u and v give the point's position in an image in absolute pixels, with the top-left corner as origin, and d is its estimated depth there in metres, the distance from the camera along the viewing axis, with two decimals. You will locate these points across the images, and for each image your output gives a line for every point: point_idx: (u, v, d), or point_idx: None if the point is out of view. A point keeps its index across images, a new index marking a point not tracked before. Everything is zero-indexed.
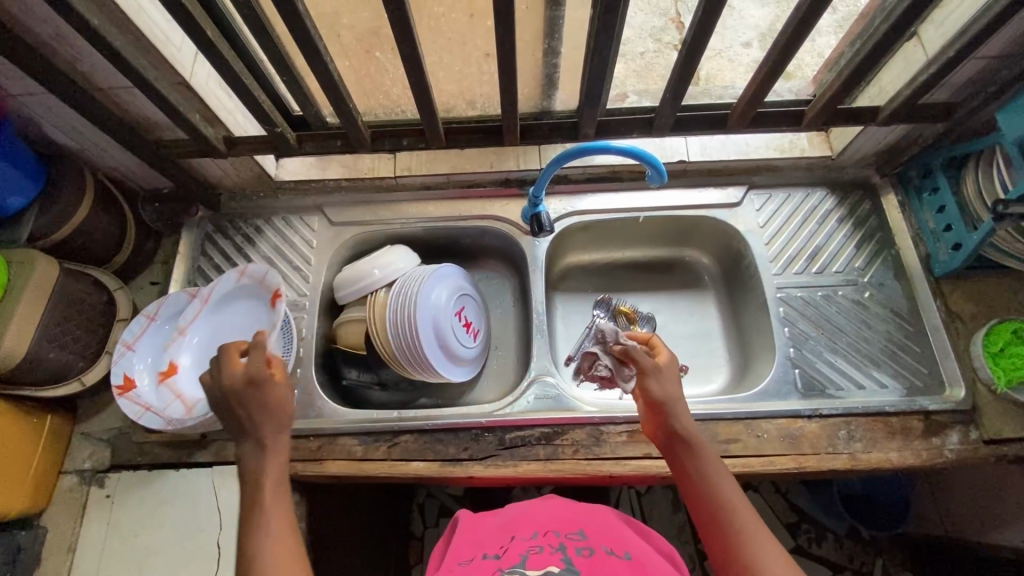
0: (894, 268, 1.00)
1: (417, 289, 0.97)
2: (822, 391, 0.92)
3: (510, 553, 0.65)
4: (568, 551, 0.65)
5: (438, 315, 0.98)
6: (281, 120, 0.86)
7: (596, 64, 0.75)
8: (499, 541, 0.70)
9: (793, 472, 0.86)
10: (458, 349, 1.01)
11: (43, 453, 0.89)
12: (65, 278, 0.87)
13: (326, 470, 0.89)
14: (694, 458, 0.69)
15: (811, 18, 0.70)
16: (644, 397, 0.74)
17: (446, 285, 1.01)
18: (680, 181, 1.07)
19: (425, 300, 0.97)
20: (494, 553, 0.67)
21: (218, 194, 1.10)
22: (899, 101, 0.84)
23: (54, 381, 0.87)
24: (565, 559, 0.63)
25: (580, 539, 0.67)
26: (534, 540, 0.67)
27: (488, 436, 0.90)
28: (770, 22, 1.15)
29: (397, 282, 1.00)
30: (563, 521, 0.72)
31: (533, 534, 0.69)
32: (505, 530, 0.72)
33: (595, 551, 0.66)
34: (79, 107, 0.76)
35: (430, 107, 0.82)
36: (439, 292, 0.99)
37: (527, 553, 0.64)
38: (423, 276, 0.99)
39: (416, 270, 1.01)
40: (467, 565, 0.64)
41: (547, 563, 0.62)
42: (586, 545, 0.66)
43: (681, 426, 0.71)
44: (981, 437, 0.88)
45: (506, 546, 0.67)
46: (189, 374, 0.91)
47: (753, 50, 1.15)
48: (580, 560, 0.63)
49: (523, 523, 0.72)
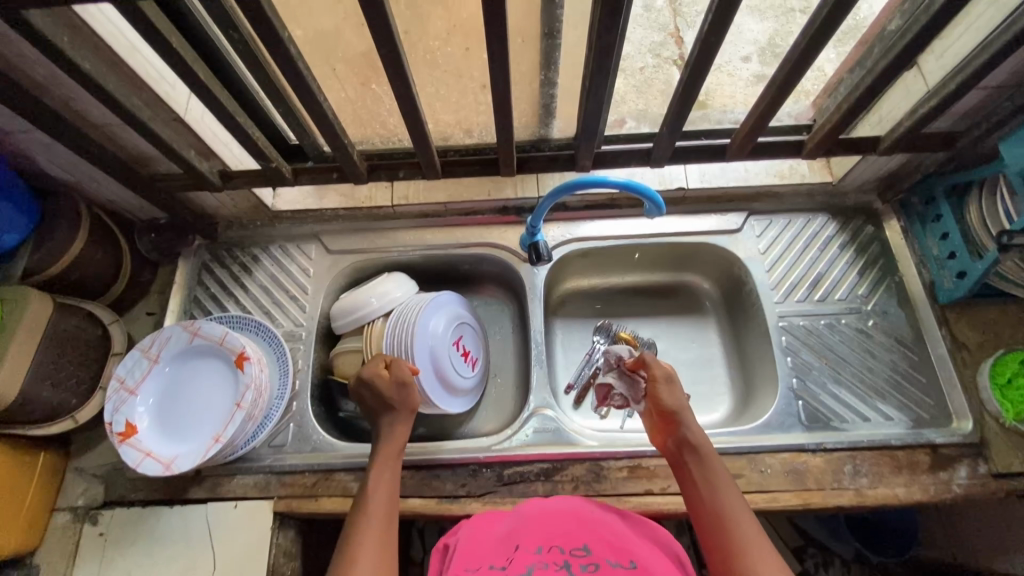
0: (898, 295, 0.99)
1: (417, 319, 0.96)
2: (826, 424, 0.91)
3: (516, 564, 0.64)
4: (573, 567, 0.63)
5: (436, 346, 0.97)
6: (276, 155, 0.85)
7: (592, 99, 0.74)
8: (504, 552, 0.68)
9: (797, 508, 0.85)
10: (457, 379, 0.99)
11: (35, 491, 0.88)
12: (59, 314, 0.86)
13: (320, 508, 0.88)
14: (700, 465, 0.75)
15: (810, 54, 0.69)
16: (655, 406, 0.81)
17: (444, 314, 1.00)
18: (680, 208, 1.06)
19: (424, 330, 0.96)
20: (499, 563, 0.65)
21: (215, 223, 1.09)
22: (900, 131, 0.83)
23: (48, 419, 0.87)
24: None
25: (585, 555, 0.65)
26: (539, 555, 0.66)
27: (486, 472, 0.89)
28: (769, 36, 1.16)
29: (395, 313, 0.98)
30: (569, 534, 0.69)
31: (536, 549, 0.67)
32: (512, 537, 0.70)
33: (600, 565, 0.64)
34: (71, 144, 0.75)
35: (425, 141, 0.81)
36: (437, 322, 0.99)
37: (534, 566, 0.63)
38: (422, 305, 0.98)
39: (415, 299, 1.00)
40: None
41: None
42: (591, 561, 0.64)
43: (690, 432, 0.77)
44: (991, 471, 0.86)
45: (511, 557, 0.65)
46: (154, 431, 0.87)
47: (752, 63, 1.15)
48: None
49: (528, 534, 0.70)
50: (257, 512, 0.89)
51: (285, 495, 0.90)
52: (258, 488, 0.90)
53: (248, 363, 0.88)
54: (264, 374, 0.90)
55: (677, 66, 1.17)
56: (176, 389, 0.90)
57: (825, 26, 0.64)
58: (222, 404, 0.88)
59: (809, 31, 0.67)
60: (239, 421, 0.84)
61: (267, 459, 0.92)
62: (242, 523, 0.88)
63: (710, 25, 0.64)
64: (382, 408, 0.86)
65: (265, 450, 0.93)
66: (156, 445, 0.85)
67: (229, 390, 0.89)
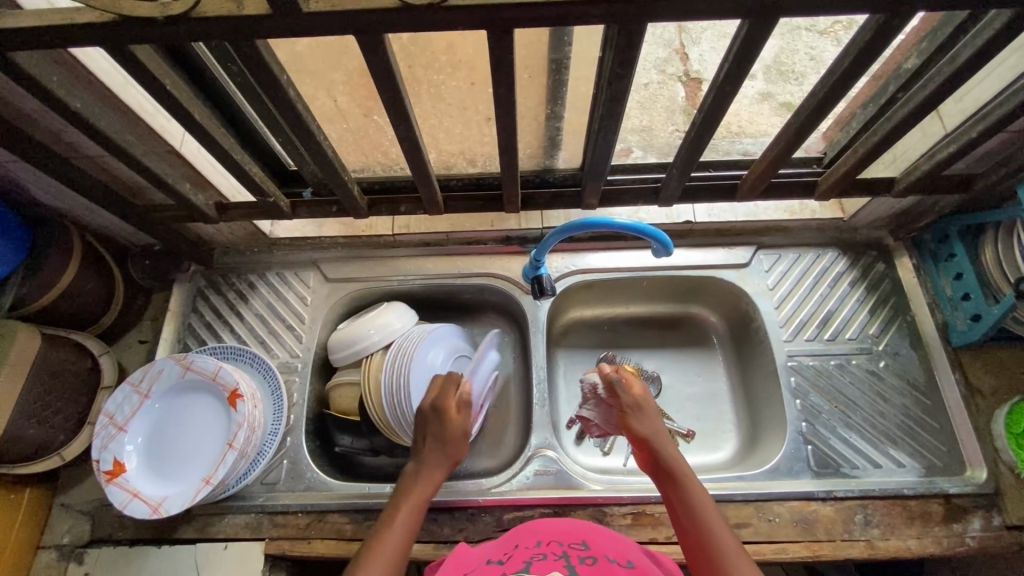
0: (910, 336, 0.96)
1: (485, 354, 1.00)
2: (837, 470, 0.88)
3: (513, 560, 0.63)
4: (571, 559, 0.62)
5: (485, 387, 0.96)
6: (274, 189, 0.83)
7: (600, 139, 0.73)
8: (501, 548, 0.68)
9: (806, 560, 0.82)
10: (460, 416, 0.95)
11: (19, 528, 0.86)
12: (49, 347, 0.84)
13: (313, 550, 0.85)
14: (683, 494, 0.69)
15: (829, 101, 0.67)
16: (630, 435, 0.77)
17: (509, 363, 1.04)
18: (686, 241, 1.03)
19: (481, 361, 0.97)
20: (498, 558, 0.65)
21: (211, 249, 1.06)
22: (916, 175, 0.81)
23: (33, 457, 0.84)
24: (569, 566, 0.61)
25: (584, 549, 0.64)
26: (537, 548, 0.65)
27: (485, 516, 0.86)
28: (775, 54, 1.09)
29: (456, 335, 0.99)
30: (569, 531, 0.68)
31: (535, 543, 0.66)
32: (509, 538, 0.70)
33: (598, 560, 0.63)
34: (62, 177, 0.73)
35: (428, 179, 0.80)
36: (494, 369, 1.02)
37: (531, 560, 0.62)
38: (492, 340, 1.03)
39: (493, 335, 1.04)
40: None
41: (550, 569, 0.60)
42: (590, 554, 0.63)
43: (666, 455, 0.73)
44: (1005, 523, 0.83)
45: (508, 552, 0.65)
46: (143, 469, 0.84)
47: (758, 82, 1.10)
48: (583, 568, 0.61)
49: (527, 531, 0.69)
50: (248, 554, 0.86)
51: (276, 537, 0.87)
52: (250, 528, 0.88)
53: (241, 400, 0.85)
54: (258, 411, 0.87)
55: (682, 84, 1.13)
56: (166, 425, 0.87)
57: (847, 75, 0.62)
58: (215, 442, 0.86)
59: (828, 79, 0.65)
60: (230, 461, 0.82)
61: (259, 498, 0.89)
62: (232, 566, 0.85)
63: (727, 72, 0.62)
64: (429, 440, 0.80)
65: (257, 488, 0.90)
66: (145, 485, 0.83)
67: (223, 425, 0.86)
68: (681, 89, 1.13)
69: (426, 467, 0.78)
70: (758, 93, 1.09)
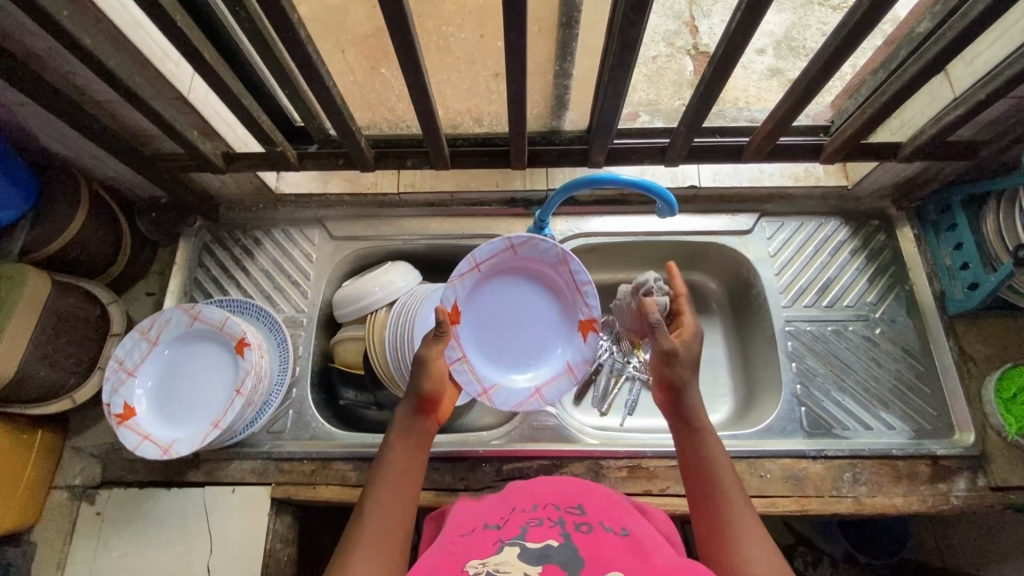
0: (907, 304, 0.98)
1: (477, 274, 0.86)
2: (828, 431, 0.91)
3: (510, 524, 0.62)
4: (566, 525, 0.61)
5: (477, 322, 0.88)
6: (282, 139, 0.84)
7: (609, 93, 0.73)
8: (499, 512, 0.67)
9: (794, 514, 0.85)
10: (506, 391, 0.87)
11: (32, 468, 0.88)
12: (57, 292, 0.85)
13: (318, 495, 0.88)
14: (701, 453, 0.69)
15: (838, 57, 0.67)
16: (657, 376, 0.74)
17: (536, 260, 0.87)
18: (691, 206, 1.04)
19: (463, 293, 0.86)
20: (494, 523, 0.64)
21: (217, 204, 1.07)
22: (922, 139, 0.82)
23: (45, 399, 0.86)
24: (565, 533, 0.59)
25: (579, 514, 0.63)
26: (534, 512, 0.64)
27: (485, 466, 0.89)
28: (786, 29, 1.09)
29: (452, 273, 0.85)
30: (566, 495, 0.67)
31: (532, 506, 0.65)
32: (505, 501, 0.69)
33: (593, 527, 0.61)
34: (71, 121, 0.73)
35: (435, 129, 0.81)
36: (512, 270, 0.89)
37: (527, 526, 0.61)
38: (494, 249, 0.86)
39: (499, 239, 0.85)
40: (468, 537, 0.61)
41: (546, 537, 0.58)
42: (585, 520, 0.62)
43: (686, 401, 0.71)
44: (988, 484, 0.86)
45: (506, 517, 0.64)
46: (152, 412, 0.86)
47: (767, 57, 1.09)
48: (578, 535, 0.59)
49: (520, 495, 0.69)
50: (255, 497, 0.89)
51: (283, 482, 0.89)
52: (256, 474, 0.90)
53: (248, 349, 0.87)
54: (264, 360, 0.89)
55: (691, 56, 1.12)
56: (174, 373, 0.89)
57: (857, 30, 0.63)
58: (222, 389, 0.88)
59: (838, 35, 0.65)
60: (237, 407, 0.83)
61: (265, 445, 0.92)
62: (240, 508, 0.88)
63: (737, 22, 0.63)
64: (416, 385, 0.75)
65: (265, 436, 0.92)
66: (154, 428, 0.85)
67: (229, 374, 0.88)
68: (690, 62, 1.12)
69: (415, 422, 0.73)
70: (768, 69, 1.09)
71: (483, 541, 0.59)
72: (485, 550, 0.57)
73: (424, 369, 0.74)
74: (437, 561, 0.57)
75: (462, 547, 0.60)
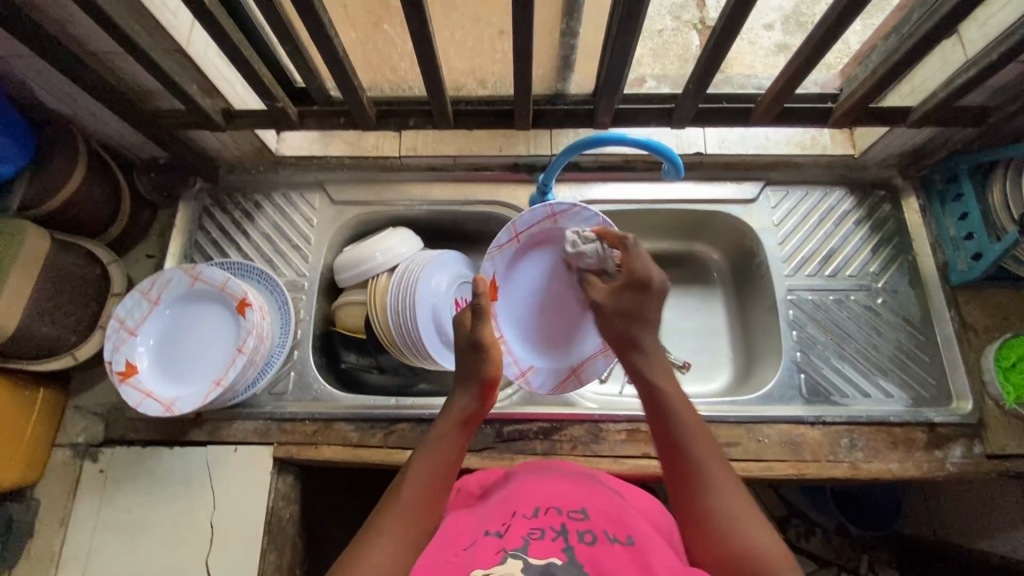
0: (910, 274, 0.97)
1: (517, 244, 0.89)
2: (827, 398, 0.91)
3: (511, 532, 0.59)
4: (570, 537, 0.58)
5: (513, 296, 0.91)
6: (282, 94, 0.82)
7: (616, 48, 0.72)
8: (499, 514, 0.64)
9: (791, 478, 0.86)
10: (541, 369, 0.90)
11: (34, 425, 0.89)
12: (57, 250, 0.85)
13: (319, 455, 0.89)
14: (667, 412, 0.68)
15: (851, 12, 0.66)
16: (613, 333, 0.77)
17: (575, 230, 0.88)
18: (696, 174, 1.03)
19: (502, 264, 0.90)
20: (494, 529, 0.61)
21: (216, 166, 1.05)
22: (932, 103, 0.81)
23: (46, 355, 0.86)
24: (568, 548, 0.56)
25: (582, 520, 0.60)
26: (536, 520, 0.60)
27: (486, 429, 0.89)
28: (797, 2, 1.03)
29: (493, 243, 0.89)
30: (569, 497, 0.64)
31: (534, 512, 0.62)
32: (506, 501, 0.65)
33: (597, 535, 0.58)
34: (69, 72, 0.72)
35: (439, 85, 0.80)
36: (552, 241, 0.90)
37: (530, 534, 0.58)
38: (535, 219, 0.88)
39: (539, 206, 0.87)
40: (467, 546, 0.59)
41: (549, 552, 0.56)
42: (589, 527, 0.59)
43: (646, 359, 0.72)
44: (984, 451, 0.87)
45: (506, 521, 0.61)
46: (153, 370, 0.87)
47: (775, 32, 1.05)
48: (582, 549, 0.57)
49: (521, 496, 0.65)
50: (256, 457, 0.89)
51: (285, 442, 0.90)
52: (258, 434, 0.91)
53: (250, 309, 0.87)
54: (266, 322, 0.89)
55: (698, 30, 1.07)
56: (174, 332, 0.89)
57: None
58: (224, 349, 0.88)
59: None
60: (239, 366, 0.84)
61: (267, 406, 0.92)
62: (242, 467, 0.89)
63: None
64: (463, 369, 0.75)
65: (267, 397, 0.93)
66: (156, 386, 0.85)
67: (231, 335, 0.88)
68: (697, 36, 1.07)
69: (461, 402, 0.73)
70: (774, 44, 1.04)
71: (484, 551, 0.57)
72: (487, 562, 0.55)
73: (484, 353, 0.74)
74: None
75: (462, 557, 0.57)
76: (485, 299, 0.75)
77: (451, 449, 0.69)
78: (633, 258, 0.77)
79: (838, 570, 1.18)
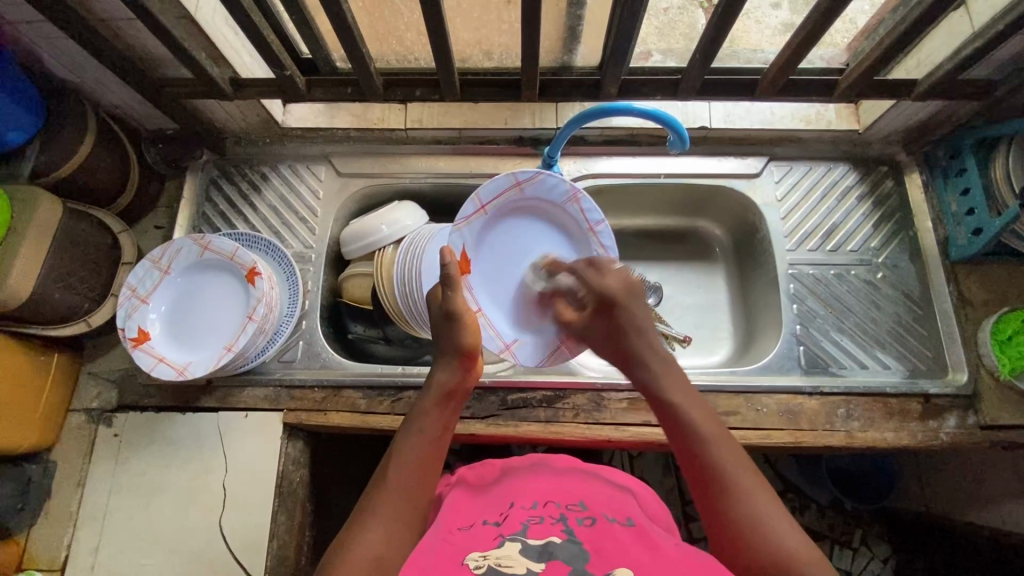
0: (910, 250, 0.99)
1: (483, 216, 0.86)
2: (825, 369, 0.93)
3: (511, 522, 0.63)
4: (568, 522, 0.62)
5: (481, 268, 0.87)
6: (291, 63, 0.83)
7: (625, 16, 0.72)
8: (498, 507, 0.68)
9: (788, 446, 0.88)
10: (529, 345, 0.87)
11: (50, 390, 0.91)
12: (69, 218, 0.86)
13: (328, 421, 0.91)
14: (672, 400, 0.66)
15: None
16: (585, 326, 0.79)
17: (543, 198, 0.88)
18: (700, 148, 1.03)
19: (466, 236, 0.85)
20: (494, 519, 0.65)
21: (223, 138, 1.06)
22: (937, 76, 0.81)
23: (61, 321, 0.88)
24: (566, 530, 0.61)
25: (581, 510, 0.65)
26: (535, 511, 0.65)
27: (490, 397, 0.91)
28: None
29: (458, 216, 0.84)
30: (565, 492, 0.69)
31: (533, 504, 0.66)
32: (506, 497, 0.69)
33: (596, 520, 0.63)
34: (79, 37, 0.73)
35: (447, 56, 0.80)
36: (518, 209, 0.88)
37: (528, 522, 0.62)
38: (499, 188, 0.85)
39: (504, 175, 0.84)
40: (467, 531, 0.62)
41: (548, 534, 0.60)
42: (587, 515, 0.64)
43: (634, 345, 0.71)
44: (978, 422, 0.89)
45: (506, 513, 0.65)
46: (166, 337, 0.88)
47: (782, 11, 1.03)
48: (580, 531, 0.61)
49: (522, 492, 0.70)
50: (266, 423, 0.91)
51: (294, 408, 0.92)
52: (268, 400, 0.93)
53: (259, 278, 0.88)
54: (275, 291, 0.91)
55: (702, 9, 1.05)
56: (183, 301, 0.91)
57: None
58: (233, 318, 0.89)
59: None
60: (250, 332, 0.85)
61: (277, 373, 0.94)
62: (252, 433, 0.91)
63: None
64: (441, 345, 0.73)
65: (276, 365, 0.95)
66: (169, 352, 0.87)
67: (240, 305, 0.90)
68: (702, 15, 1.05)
69: (446, 376, 0.71)
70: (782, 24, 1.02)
71: (482, 536, 0.61)
72: (486, 545, 0.59)
73: (460, 324, 0.72)
74: (435, 549, 0.59)
75: (462, 539, 0.61)
76: (456, 269, 0.74)
77: (436, 426, 0.67)
78: (600, 279, 0.76)
79: (832, 543, 1.21)
